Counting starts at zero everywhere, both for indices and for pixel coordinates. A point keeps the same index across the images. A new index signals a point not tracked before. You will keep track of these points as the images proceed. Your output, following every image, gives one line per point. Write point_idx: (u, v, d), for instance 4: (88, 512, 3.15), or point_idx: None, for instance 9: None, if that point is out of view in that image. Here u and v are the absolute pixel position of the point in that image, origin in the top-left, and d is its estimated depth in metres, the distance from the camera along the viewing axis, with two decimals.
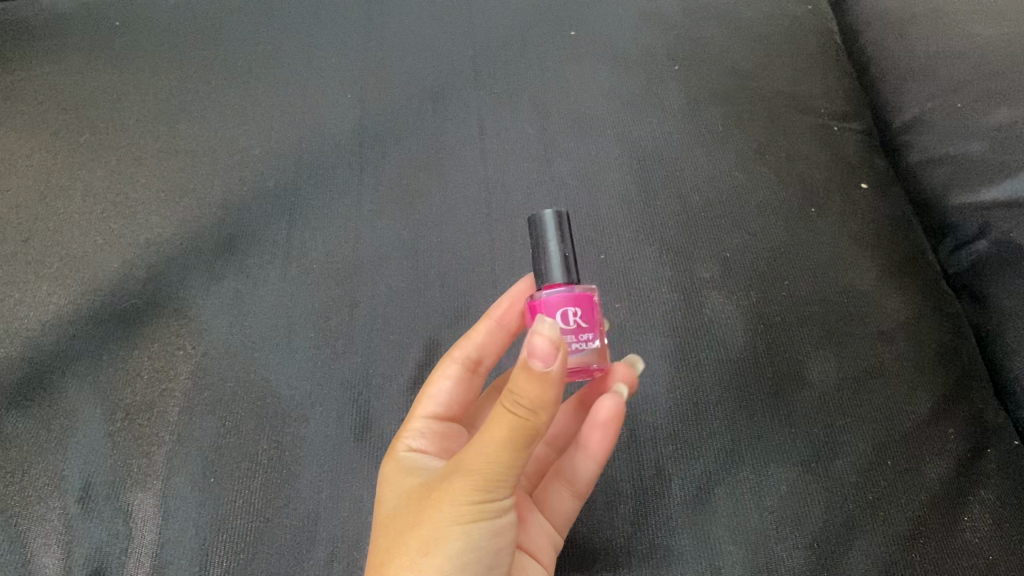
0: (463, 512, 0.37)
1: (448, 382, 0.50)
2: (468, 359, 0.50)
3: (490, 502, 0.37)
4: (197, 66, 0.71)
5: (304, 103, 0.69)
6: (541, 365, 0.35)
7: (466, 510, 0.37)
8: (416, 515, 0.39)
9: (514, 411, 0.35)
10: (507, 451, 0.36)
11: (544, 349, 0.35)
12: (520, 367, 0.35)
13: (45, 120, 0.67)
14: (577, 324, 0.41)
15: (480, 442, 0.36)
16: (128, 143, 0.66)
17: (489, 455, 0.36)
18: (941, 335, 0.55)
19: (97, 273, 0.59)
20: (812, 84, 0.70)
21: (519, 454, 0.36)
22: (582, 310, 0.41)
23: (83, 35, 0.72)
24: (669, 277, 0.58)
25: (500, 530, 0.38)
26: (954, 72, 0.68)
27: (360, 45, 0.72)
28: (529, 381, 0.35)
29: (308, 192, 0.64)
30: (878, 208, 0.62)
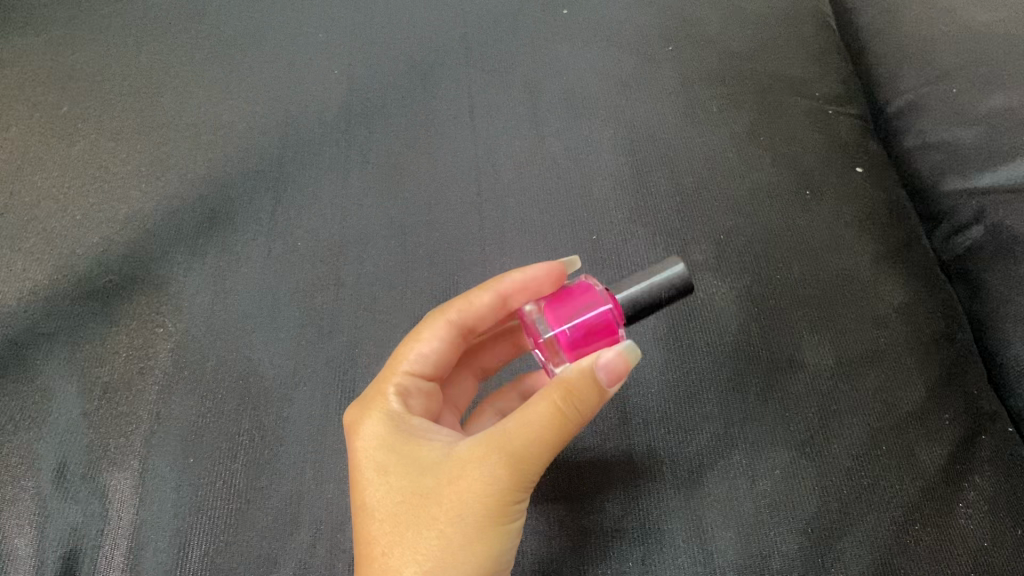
0: (511, 496, 0.40)
1: (433, 342, 0.48)
2: (466, 318, 0.48)
3: (524, 494, 0.40)
4: (180, 40, 0.69)
5: (290, 79, 0.67)
6: (607, 379, 0.39)
7: (514, 496, 0.40)
8: (438, 502, 0.40)
9: (571, 409, 0.39)
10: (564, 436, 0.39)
11: (615, 366, 0.39)
12: (593, 380, 0.39)
13: (21, 92, 0.65)
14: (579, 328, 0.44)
15: (532, 435, 0.39)
16: (107, 117, 0.64)
17: (540, 446, 0.39)
18: (935, 320, 0.55)
19: (75, 248, 0.57)
20: (807, 66, 0.69)
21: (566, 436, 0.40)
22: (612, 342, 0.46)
23: (63, 6, 0.70)
24: (660, 258, 0.57)
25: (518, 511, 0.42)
26: (950, 57, 0.67)
27: (348, 22, 0.71)
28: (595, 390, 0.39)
29: (294, 168, 0.62)
30: (874, 192, 0.61)
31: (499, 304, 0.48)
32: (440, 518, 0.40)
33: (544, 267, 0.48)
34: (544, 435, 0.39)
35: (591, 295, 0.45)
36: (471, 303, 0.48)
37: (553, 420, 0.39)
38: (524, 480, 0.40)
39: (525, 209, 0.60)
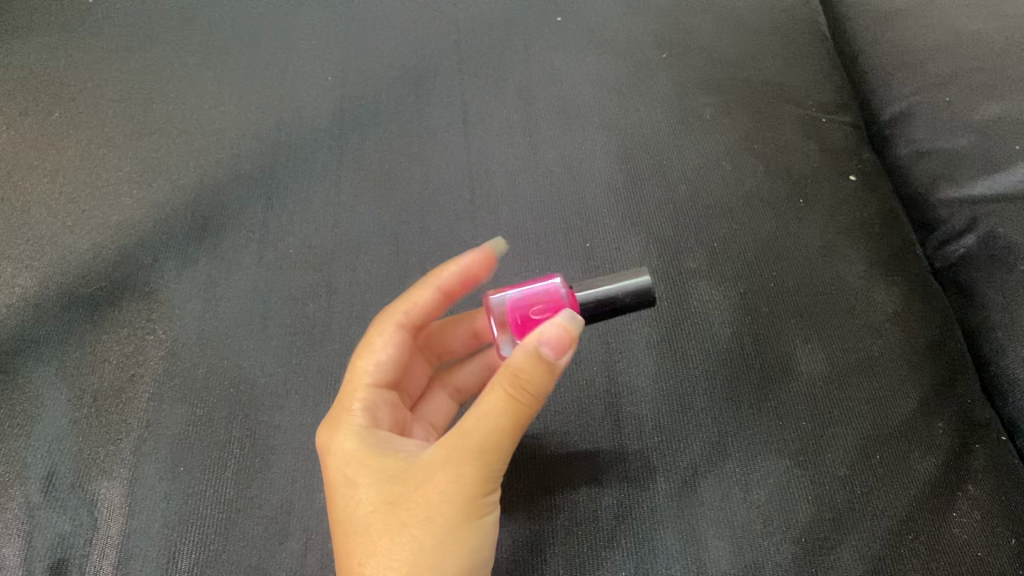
0: (477, 491, 0.39)
1: (387, 347, 0.48)
2: (412, 317, 0.48)
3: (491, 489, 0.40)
4: (173, 47, 0.69)
5: (282, 85, 0.67)
6: (553, 352, 0.38)
7: (478, 491, 0.39)
8: (407, 507, 0.40)
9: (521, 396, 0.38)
10: (520, 424, 0.39)
11: (556, 337, 0.38)
12: (527, 348, 0.38)
13: (12, 98, 0.64)
14: None
15: (488, 427, 0.39)
16: (99, 123, 0.64)
17: (497, 437, 0.39)
18: (929, 328, 0.55)
19: (65, 255, 0.57)
20: (800, 75, 0.69)
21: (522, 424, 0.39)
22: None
23: (55, 13, 0.70)
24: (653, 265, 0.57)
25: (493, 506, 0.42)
26: (942, 66, 0.67)
27: (341, 29, 0.70)
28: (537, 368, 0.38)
29: (287, 175, 0.62)
30: (867, 200, 0.62)
31: (442, 300, 0.48)
32: (413, 521, 0.39)
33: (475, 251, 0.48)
34: (502, 422, 0.39)
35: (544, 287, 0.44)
36: (414, 301, 0.48)
37: (507, 406, 0.38)
38: (491, 474, 0.39)
39: (518, 216, 0.60)
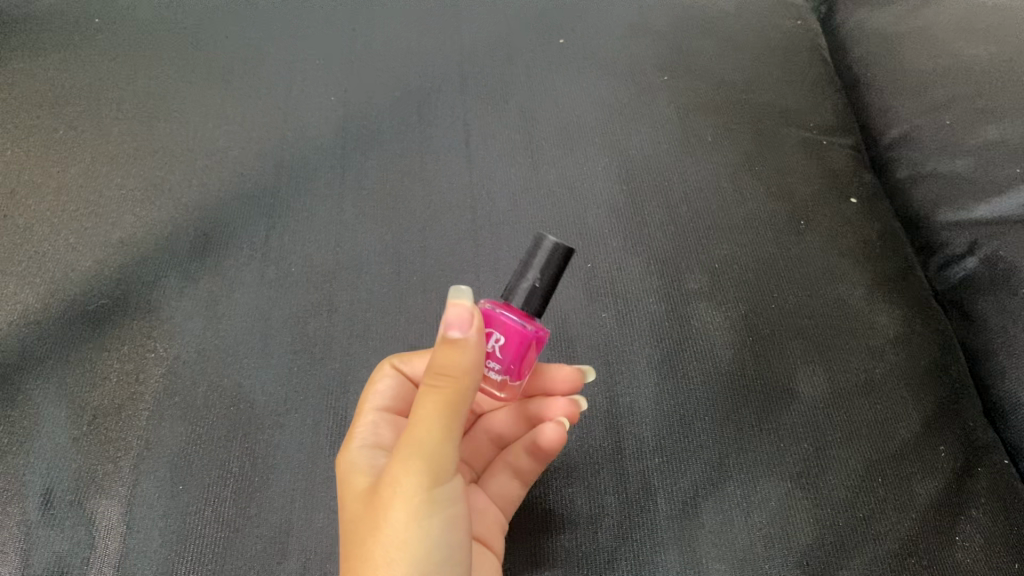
0: (410, 509, 0.36)
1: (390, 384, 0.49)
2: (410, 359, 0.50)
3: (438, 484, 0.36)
4: (177, 66, 0.69)
5: (286, 105, 0.67)
6: (458, 328, 0.37)
7: (407, 508, 0.36)
8: (355, 529, 0.38)
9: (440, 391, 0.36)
10: (445, 425, 0.36)
11: (459, 317, 0.37)
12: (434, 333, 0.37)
13: (17, 115, 0.65)
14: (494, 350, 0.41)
15: (410, 431, 0.36)
16: (103, 141, 0.64)
17: (420, 441, 0.36)
18: (931, 352, 0.55)
19: (67, 273, 0.57)
20: (801, 97, 0.70)
21: (447, 425, 0.36)
22: (506, 341, 0.41)
23: (61, 31, 0.70)
24: (654, 286, 0.57)
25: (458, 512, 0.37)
26: (942, 89, 0.68)
27: (344, 50, 0.71)
28: (450, 353, 0.36)
29: (289, 194, 0.62)
30: (868, 223, 0.62)
31: None
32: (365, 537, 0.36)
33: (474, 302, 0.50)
34: (430, 409, 0.36)
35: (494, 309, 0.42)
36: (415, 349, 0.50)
37: (435, 390, 0.36)
38: (429, 467, 0.36)
39: (520, 237, 0.60)
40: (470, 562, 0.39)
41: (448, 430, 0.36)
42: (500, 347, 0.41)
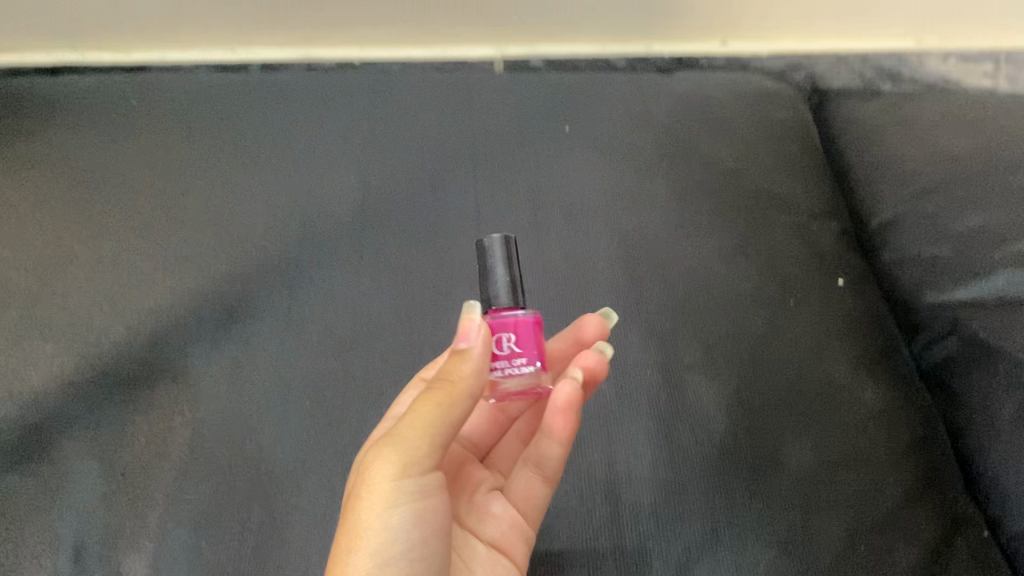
0: (381, 499, 0.39)
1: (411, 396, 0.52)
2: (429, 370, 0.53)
3: (412, 479, 0.40)
4: (208, 145, 0.74)
5: (309, 183, 0.72)
6: (462, 341, 0.41)
7: (380, 496, 0.39)
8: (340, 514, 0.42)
9: (438, 391, 0.40)
10: (432, 423, 0.40)
11: (466, 328, 0.42)
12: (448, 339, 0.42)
13: (60, 190, 0.70)
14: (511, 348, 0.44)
15: (404, 424, 0.40)
16: (138, 215, 0.69)
17: (405, 435, 0.40)
18: (913, 429, 0.58)
19: (100, 337, 0.60)
20: (794, 185, 0.75)
21: (432, 423, 0.40)
22: (518, 334, 0.44)
23: (105, 116, 0.76)
24: (651, 354, 0.60)
25: (427, 510, 0.41)
26: (926, 178, 0.74)
27: (365, 132, 0.76)
28: (457, 357, 0.41)
29: (311, 265, 0.66)
30: (854, 304, 0.66)
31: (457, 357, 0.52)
32: (343, 521, 0.40)
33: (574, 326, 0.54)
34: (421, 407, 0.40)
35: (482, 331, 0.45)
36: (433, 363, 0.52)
37: (436, 395, 0.40)
38: (406, 461, 0.40)
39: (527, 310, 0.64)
40: (441, 562, 0.42)
41: (432, 432, 0.40)
42: (516, 342, 0.44)
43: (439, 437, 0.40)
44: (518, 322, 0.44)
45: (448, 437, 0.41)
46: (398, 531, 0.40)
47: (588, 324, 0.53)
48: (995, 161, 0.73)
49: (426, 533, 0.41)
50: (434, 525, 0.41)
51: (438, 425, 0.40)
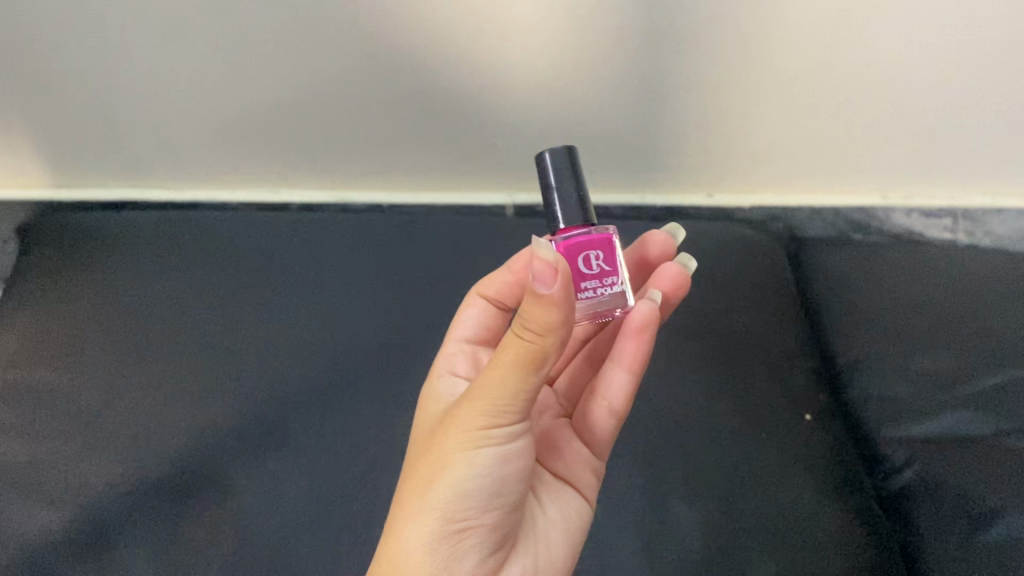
0: (469, 441, 0.50)
1: (481, 317, 0.72)
2: (496, 297, 0.72)
3: (496, 427, 0.50)
4: (256, 285, 0.87)
5: (344, 321, 0.84)
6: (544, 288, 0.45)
7: (469, 438, 0.50)
8: (441, 432, 0.53)
9: (525, 342, 0.47)
10: (517, 381, 0.48)
11: (543, 274, 0.45)
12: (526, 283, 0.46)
13: (126, 325, 0.83)
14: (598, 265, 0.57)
15: (497, 375, 0.49)
16: (191, 346, 0.81)
17: (498, 381, 0.49)
18: (867, 550, 0.67)
19: (157, 454, 0.72)
20: (768, 326, 0.85)
21: (522, 381, 0.49)
22: (601, 252, 0.57)
23: (166, 256, 0.90)
24: (642, 461, 0.72)
25: (506, 450, 0.51)
26: (886, 325, 0.86)
27: (394, 278, 0.88)
28: (539, 307, 0.46)
29: (362, 358, 0.80)
30: (819, 437, 0.75)
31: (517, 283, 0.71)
32: (441, 449, 0.52)
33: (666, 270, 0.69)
34: (508, 363, 0.48)
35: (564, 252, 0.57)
36: (497, 280, 0.72)
37: (518, 351, 0.48)
38: (492, 407, 0.49)
39: None
40: (518, 485, 0.53)
41: (516, 385, 0.49)
42: (604, 257, 0.57)
43: (522, 384, 0.49)
44: (607, 237, 0.58)
45: (532, 388, 0.49)
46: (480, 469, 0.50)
47: (654, 239, 0.73)
48: (946, 325, 0.84)
49: (505, 469, 0.52)
50: (515, 458, 0.52)
51: (519, 376, 0.48)
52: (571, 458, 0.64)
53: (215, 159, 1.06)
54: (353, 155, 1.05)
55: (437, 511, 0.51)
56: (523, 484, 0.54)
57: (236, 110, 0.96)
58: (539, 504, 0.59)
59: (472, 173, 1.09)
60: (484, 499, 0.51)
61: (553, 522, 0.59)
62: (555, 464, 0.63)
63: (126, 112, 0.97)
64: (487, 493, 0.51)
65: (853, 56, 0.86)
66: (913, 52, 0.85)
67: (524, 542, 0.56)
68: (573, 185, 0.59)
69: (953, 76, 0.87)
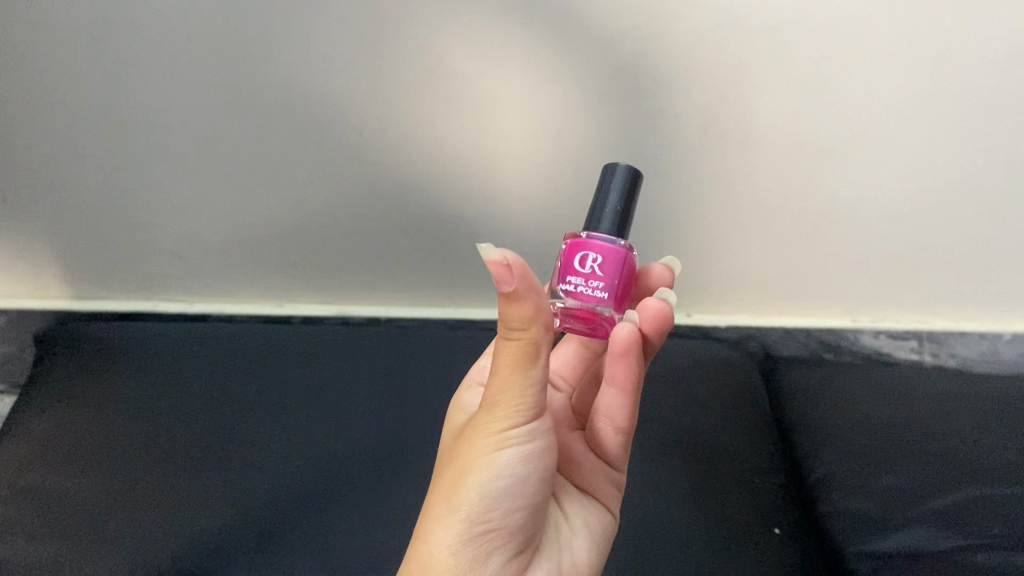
0: (487, 448, 0.55)
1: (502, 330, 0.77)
2: None
3: (507, 430, 0.54)
4: (259, 400, 0.93)
5: (341, 434, 0.90)
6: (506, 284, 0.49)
7: (487, 444, 0.55)
8: (462, 443, 0.57)
9: (514, 341, 0.51)
10: (519, 378, 0.53)
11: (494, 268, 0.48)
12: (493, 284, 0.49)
13: (133, 432, 0.88)
14: (592, 269, 0.58)
15: (502, 376, 0.53)
16: (195, 455, 0.86)
17: (504, 383, 0.53)
18: None
19: (159, 555, 0.76)
20: (741, 444, 0.91)
21: (524, 379, 0.53)
22: (603, 259, 0.58)
23: (174, 371, 0.96)
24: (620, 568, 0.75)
25: (523, 451, 0.55)
26: (853, 443, 0.91)
27: (391, 396, 0.95)
28: (513, 303, 0.49)
29: (370, 468, 0.85)
30: (786, 552, 0.80)
31: None
32: (460, 461, 0.56)
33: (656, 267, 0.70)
34: (506, 364, 0.52)
35: (576, 248, 0.59)
36: None
37: (510, 351, 0.52)
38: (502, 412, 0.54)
39: None
40: (540, 484, 0.57)
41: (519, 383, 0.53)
42: (601, 263, 0.58)
43: (525, 381, 0.53)
44: (614, 247, 0.58)
45: (536, 384, 0.53)
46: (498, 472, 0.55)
47: (651, 271, 0.70)
48: (909, 444, 0.89)
49: (524, 471, 0.56)
50: (534, 461, 0.56)
51: (517, 373, 0.52)
52: (590, 472, 0.68)
53: (229, 273, 1.13)
54: (358, 270, 1.14)
55: (460, 520, 0.54)
56: (544, 486, 0.58)
57: (255, 226, 1.05)
58: (560, 514, 0.64)
59: (468, 289, 1.17)
60: (504, 503, 0.55)
61: (575, 533, 0.63)
62: (577, 478, 0.67)
63: (152, 226, 1.05)
64: (508, 495, 0.55)
65: (817, 189, 0.95)
66: (863, 192, 0.95)
67: (548, 550, 0.60)
68: (616, 198, 0.61)
69: (902, 211, 0.97)
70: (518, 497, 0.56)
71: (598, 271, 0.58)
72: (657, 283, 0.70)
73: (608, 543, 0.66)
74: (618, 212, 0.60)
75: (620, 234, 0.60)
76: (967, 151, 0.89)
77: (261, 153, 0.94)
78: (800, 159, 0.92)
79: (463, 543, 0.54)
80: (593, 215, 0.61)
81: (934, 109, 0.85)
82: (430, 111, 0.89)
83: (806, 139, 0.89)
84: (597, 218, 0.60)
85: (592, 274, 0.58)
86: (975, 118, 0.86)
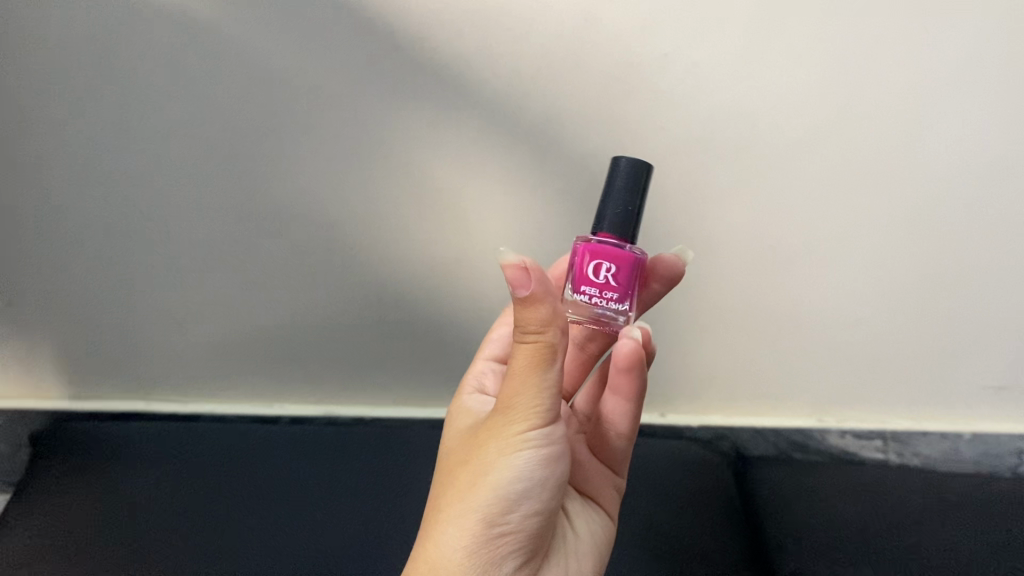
0: (503, 451, 0.63)
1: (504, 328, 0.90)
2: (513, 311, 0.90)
3: (524, 437, 0.62)
4: (244, 501, 0.98)
5: (321, 534, 0.94)
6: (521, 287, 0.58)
7: (505, 447, 0.63)
8: (480, 447, 0.65)
9: (529, 343, 0.60)
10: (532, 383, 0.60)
11: (511, 273, 0.58)
12: (510, 288, 0.59)
13: (118, 535, 0.92)
14: (605, 278, 0.65)
15: (518, 381, 0.61)
16: (176, 557, 0.90)
17: (521, 386, 0.61)
18: None
19: None
20: (714, 538, 0.97)
21: (539, 387, 0.61)
22: (615, 269, 0.65)
23: (161, 471, 1.01)
24: None
25: (538, 458, 0.63)
26: (817, 545, 0.96)
27: (372, 496, 0.99)
28: (529, 309, 0.59)
29: (341, 572, 0.89)
30: None
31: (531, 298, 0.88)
32: (478, 463, 0.64)
33: (669, 258, 0.79)
34: (522, 368, 0.60)
35: (589, 255, 0.65)
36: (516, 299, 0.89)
37: (525, 355, 0.60)
38: (520, 417, 0.62)
39: None
40: (550, 489, 0.65)
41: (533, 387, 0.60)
42: (614, 273, 0.65)
43: (541, 386, 0.60)
44: (621, 251, 0.65)
45: (550, 391, 0.61)
46: (513, 474, 0.63)
47: (664, 260, 0.78)
48: (872, 544, 0.95)
49: (541, 476, 0.63)
50: (548, 466, 0.64)
51: (532, 376, 0.60)
52: (597, 482, 0.83)
53: (222, 374, 1.19)
54: (345, 370, 1.19)
55: (473, 515, 0.63)
56: (557, 494, 0.66)
57: (247, 330, 1.12)
58: (577, 520, 0.78)
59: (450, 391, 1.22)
60: (519, 504, 0.63)
61: (581, 537, 0.76)
62: (585, 487, 0.82)
63: (151, 328, 1.11)
64: (525, 495, 0.63)
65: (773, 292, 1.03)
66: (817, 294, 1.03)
67: (557, 553, 0.71)
68: (625, 191, 0.66)
69: (854, 314, 1.05)
70: (528, 499, 0.64)
71: (612, 280, 0.65)
72: (670, 273, 0.79)
73: (610, 544, 0.80)
74: (624, 210, 0.66)
75: (630, 238, 0.66)
76: (907, 260, 0.98)
77: (254, 262, 1.02)
78: (753, 268, 1.00)
79: (484, 537, 0.62)
80: (602, 216, 0.67)
81: (875, 225, 0.94)
82: (412, 224, 0.97)
83: (762, 251, 0.98)
84: (607, 220, 0.67)
85: (607, 285, 0.65)
86: (912, 231, 0.94)
